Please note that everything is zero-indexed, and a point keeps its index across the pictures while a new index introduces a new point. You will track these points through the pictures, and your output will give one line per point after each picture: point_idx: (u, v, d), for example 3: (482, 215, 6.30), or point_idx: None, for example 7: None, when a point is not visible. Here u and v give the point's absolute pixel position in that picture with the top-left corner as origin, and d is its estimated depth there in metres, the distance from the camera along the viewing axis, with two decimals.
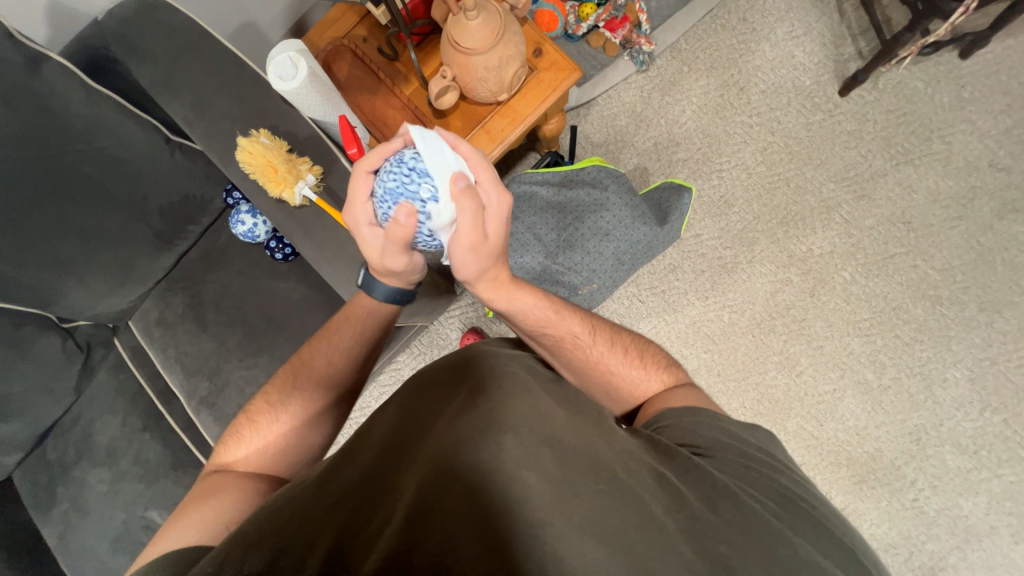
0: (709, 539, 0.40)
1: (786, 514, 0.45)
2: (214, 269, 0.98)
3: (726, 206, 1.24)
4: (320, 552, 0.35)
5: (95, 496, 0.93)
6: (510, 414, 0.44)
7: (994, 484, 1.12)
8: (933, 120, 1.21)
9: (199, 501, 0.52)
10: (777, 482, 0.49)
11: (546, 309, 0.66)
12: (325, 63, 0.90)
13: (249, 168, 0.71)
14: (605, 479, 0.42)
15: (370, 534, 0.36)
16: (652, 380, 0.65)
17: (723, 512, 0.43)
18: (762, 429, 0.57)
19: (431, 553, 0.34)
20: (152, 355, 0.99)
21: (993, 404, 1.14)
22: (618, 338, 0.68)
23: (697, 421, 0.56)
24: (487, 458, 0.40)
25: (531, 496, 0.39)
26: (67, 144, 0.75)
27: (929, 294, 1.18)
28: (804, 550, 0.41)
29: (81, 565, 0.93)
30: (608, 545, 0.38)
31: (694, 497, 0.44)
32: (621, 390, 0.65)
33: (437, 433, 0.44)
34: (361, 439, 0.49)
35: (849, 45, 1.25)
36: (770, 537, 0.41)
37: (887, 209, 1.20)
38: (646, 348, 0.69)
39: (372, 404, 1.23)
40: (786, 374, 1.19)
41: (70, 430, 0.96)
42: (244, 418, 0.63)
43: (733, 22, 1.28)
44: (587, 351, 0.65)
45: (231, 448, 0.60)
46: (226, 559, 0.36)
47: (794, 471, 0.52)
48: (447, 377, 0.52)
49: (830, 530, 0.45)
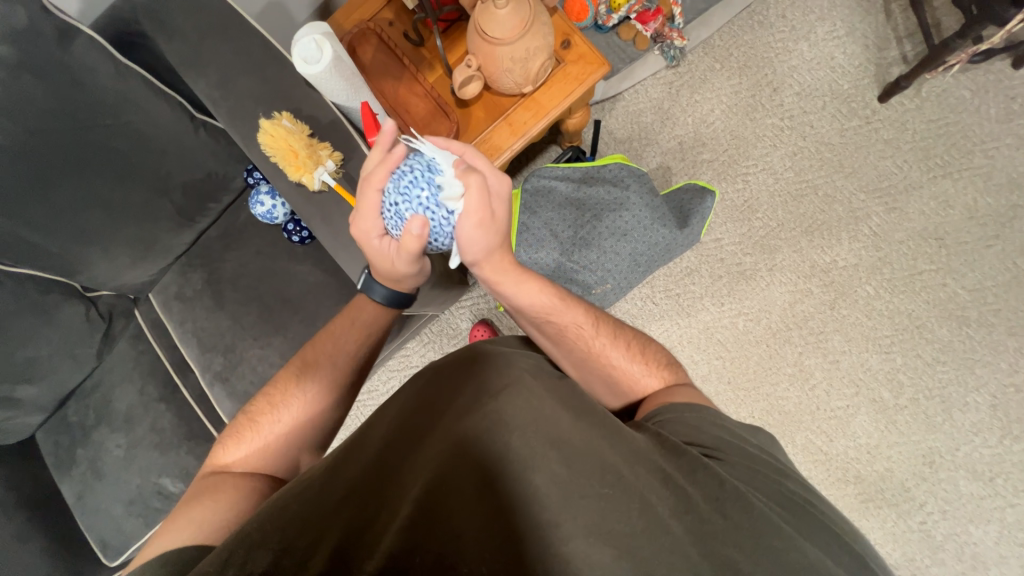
0: (717, 543, 0.39)
1: (792, 518, 0.43)
2: (232, 248, 0.99)
3: (750, 211, 1.20)
4: (324, 553, 0.35)
5: (111, 460, 0.97)
6: (516, 414, 0.45)
7: (1007, 513, 1.09)
8: (976, 132, 1.15)
9: (198, 500, 0.53)
10: (784, 485, 0.47)
11: (551, 300, 0.66)
12: (351, 46, 0.89)
13: (270, 151, 0.72)
14: (612, 483, 0.41)
15: (375, 534, 0.37)
16: (653, 377, 0.64)
17: (730, 516, 0.41)
18: (761, 430, 0.56)
19: (434, 553, 0.34)
20: (169, 328, 1.01)
21: (1014, 431, 1.10)
22: (620, 333, 0.67)
23: (698, 418, 0.55)
24: (495, 458, 0.41)
25: (538, 498, 0.39)
26: (94, 118, 0.77)
27: (956, 314, 1.13)
28: (812, 554, 0.40)
29: (97, 524, 0.97)
30: (614, 549, 0.37)
31: (700, 499, 0.43)
32: (619, 385, 0.65)
33: (443, 430, 0.44)
34: (364, 435, 0.49)
35: (894, 48, 1.19)
36: (778, 541, 0.40)
37: (919, 223, 1.16)
38: (648, 345, 0.68)
39: (380, 388, 1.25)
40: (799, 387, 1.17)
41: (90, 395, 1.00)
42: (244, 417, 0.63)
43: (771, 20, 1.23)
44: (589, 342, 0.65)
45: (234, 447, 0.61)
46: (230, 557, 0.36)
47: (798, 474, 0.51)
48: (453, 374, 0.52)
49: (837, 533, 0.44)
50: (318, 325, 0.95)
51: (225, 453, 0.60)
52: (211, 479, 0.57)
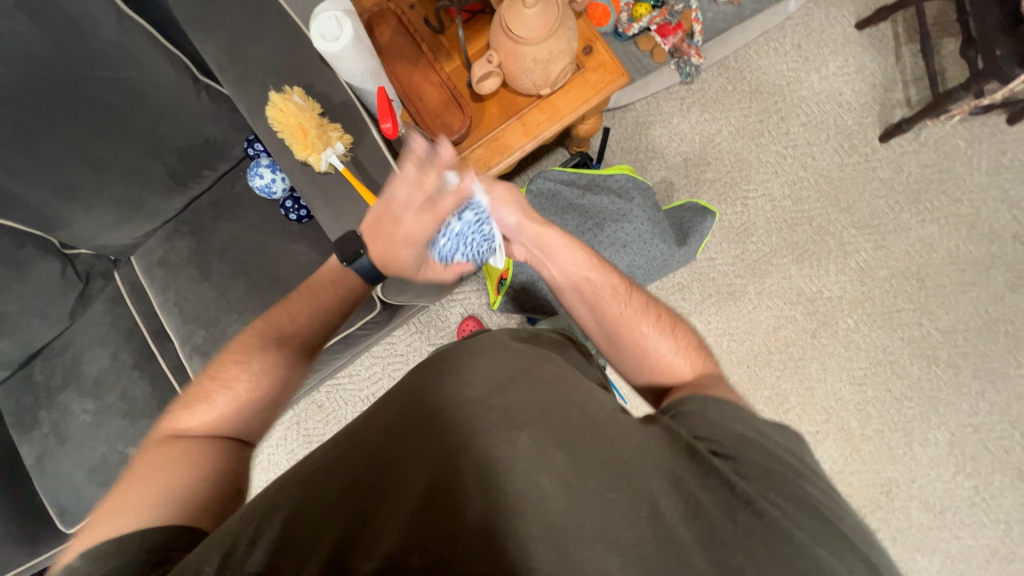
0: (725, 551, 0.40)
1: (808, 523, 0.43)
2: (224, 218, 0.95)
3: (746, 234, 1.23)
4: (326, 547, 0.36)
5: (77, 424, 0.93)
6: (525, 411, 0.45)
7: (952, 545, 1.15)
8: (966, 181, 1.19)
9: (155, 472, 0.51)
10: (803, 488, 0.47)
11: (585, 258, 0.70)
12: (367, 24, 0.87)
13: (277, 127, 0.70)
14: (620, 488, 0.42)
15: (377, 529, 0.37)
16: (681, 358, 0.64)
17: (741, 522, 0.42)
18: (794, 429, 0.55)
19: (434, 553, 0.36)
20: (150, 294, 0.97)
21: (967, 469, 1.16)
22: (653, 305, 0.69)
23: (719, 416, 0.53)
24: (501, 457, 0.42)
25: (543, 498, 0.40)
26: (90, 69, 0.74)
27: (927, 354, 1.18)
28: (827, 564, 0.41)
29: (55, 488, 0.93)
30: (620, 556, 0.38)
31: (711, 504, 0.43)
32: (647, 357, 0.65)
33: (449, 422, 0.44)
34: (366, 424, 0.48)
35: (899, 91, 1.23)
36: (791, 551, 0.41)
37: (903, 263, 1.20)
38: (681, 327, 0.68)
39: (362, 372, 1.23)
40: (774, 410, 1.20)
41: (58, 355, 0.96)
42: (207, 384, 0.61)
43: (787, 48, 1.25)
44: (620, 304, 0.68)
45: (192, 413, 0.59)
46: (231, 551, 0.37)
47: (820, 474, 0.50)
48: (455, 364, 0.51)
49: (857, 543, 0.43)
50: None
51: (185, 418, 0.58)
52: (172, 444, 0.55)
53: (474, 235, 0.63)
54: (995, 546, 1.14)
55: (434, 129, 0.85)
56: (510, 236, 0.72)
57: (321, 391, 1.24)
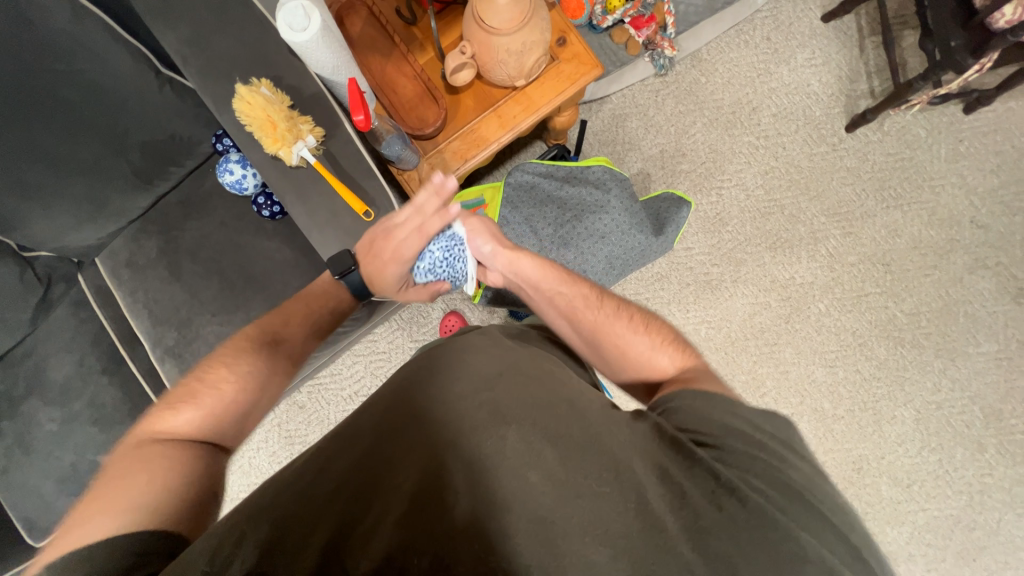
0: (711, 540, 0.40)
1: (794, 507, 0.43)
2: (193, 216, 0.92)
3: (721, 223, 1.25)
4: (318, 545, 0.37)
5: (43, 434, 0.89)
6: (515, 407, 0.45)
7: (919, 516, 1.21)
8: (927, 168, 1.24)
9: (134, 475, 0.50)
10: (792, 473, 0.45)
11: (553, 279, 0.69)
12: (338, 15, 0.85)
13: (245, 119, 0.68)
14: (608, 481, 0.42)
15: (369, 529, 0.38)
16: (661, 353, 0.63)
17: (728, 511, 0.42)
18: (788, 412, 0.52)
19: (430, 554, 0.36)
20: (117, 297, 0.93)
21: (932, 443, 1.22)
22: (624, 307, 0.67)
23: (709, 404, 0.50)
24: (491, 453, 0.42)
25: (534, 494, 0.40)
26: (42, 61, 0.72)
27: (893, 335, 1.23)
28: (815, 551, 0.40)
29: (22, 501, 0.90)
30: (610, 548, 0.39)
31: (698, 494, 0.43)
32: (628, 359, 0.64)
33: (440, 420, 0.45)
34: (355, 421, 0.48)
35: (864, 81, 1.27)
36: (777, 537, 0.41)
37: (870, 249, 1.24)
38: (656, 322, 0.67)
39: (343, 371, 1.21)
40: (751, 394, 1.23)
41: (20, 363, 0.92)
42: (191, 385, 0.61)
43: (757, 41, 1.28)
44: (594, 314, 0.65)
45: (175, 414, 0.58)
46: (221, 547, 0.37)
47: (812, 458, 0.48)
48: (442, 360, 0.51)
49: (846, 525, 0.43)
50: (282, 305, 0.91)
51: (167, 418, 0.57)
52: (153, 445, 0.54)
53: (458, 261, 0.70)
54: (958, 516, 1.20)
55: (408, 121, 0.84)
56: (485, 262, 0.72)
57: (302, 392, 1.22)
